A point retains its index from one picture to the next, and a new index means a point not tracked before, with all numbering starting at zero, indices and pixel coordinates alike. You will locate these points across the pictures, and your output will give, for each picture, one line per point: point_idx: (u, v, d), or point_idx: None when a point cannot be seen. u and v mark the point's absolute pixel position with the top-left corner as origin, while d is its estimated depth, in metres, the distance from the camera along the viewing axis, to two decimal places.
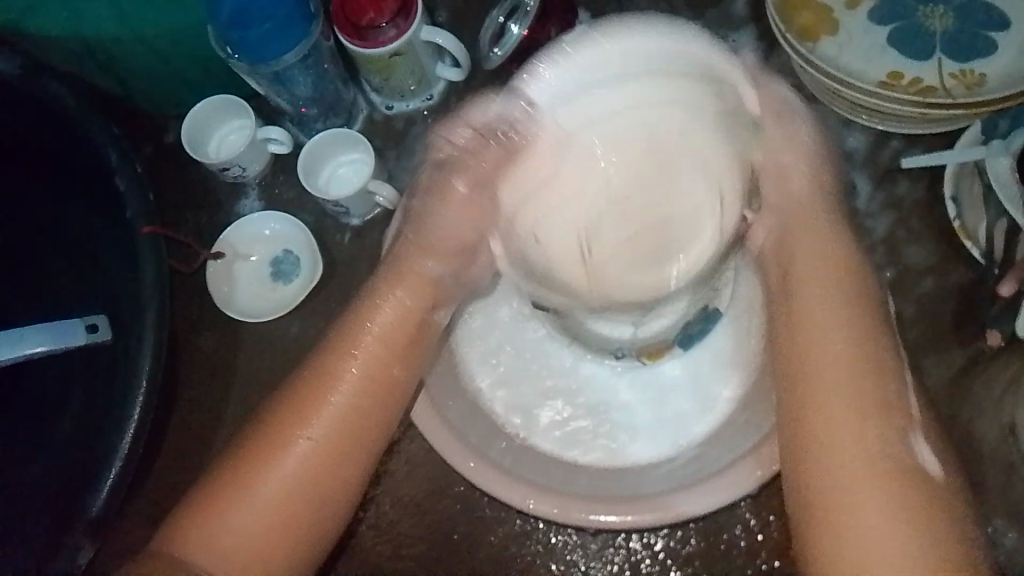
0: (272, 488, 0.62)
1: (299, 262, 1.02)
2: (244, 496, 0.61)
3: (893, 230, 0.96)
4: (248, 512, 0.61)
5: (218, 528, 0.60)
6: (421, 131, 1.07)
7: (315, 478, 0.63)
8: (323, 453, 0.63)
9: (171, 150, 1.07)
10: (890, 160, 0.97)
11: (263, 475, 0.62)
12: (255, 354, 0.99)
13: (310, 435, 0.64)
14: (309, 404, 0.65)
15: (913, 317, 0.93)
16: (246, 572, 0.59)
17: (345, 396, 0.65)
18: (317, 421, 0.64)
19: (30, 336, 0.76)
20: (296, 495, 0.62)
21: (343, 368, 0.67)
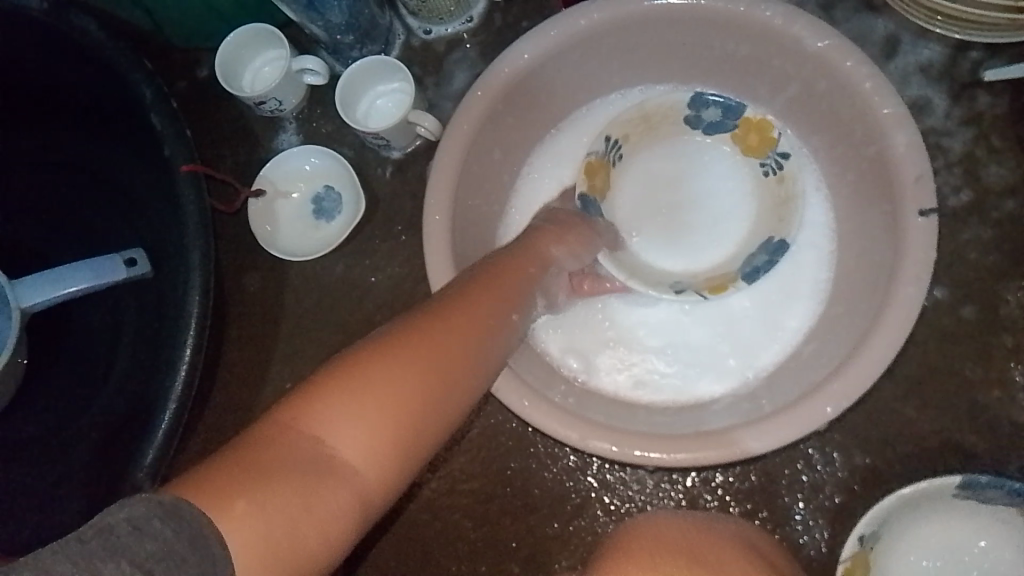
0: (399, 381, 0.50)
1: (341, 198, 0.99)
2: (373, 374, 0.50)
3: (972, 149, 0.89)
4: (374, 391, 0.49)
5: (329, 418, 0.48)
6: (461, 56, 1.02)
7: (444, 375, 0.52)
8: (450, 357, 0.54)
9: (205, 85, 1.04)
10: (971, 72, 0.89)
11: (395, 357, 0.51)
12: (304, 294, 0.99)
13: (449, 337, 0.55)
14: (446, 313, 0.57)
15: (992, 243, 0.87)
16: (354, 460, 0.47)
17: (469, 314, 0.57)
18: (456, 327, 0.56)
19: (74, 275, 0.76)
20: (423, 392, 0.51)
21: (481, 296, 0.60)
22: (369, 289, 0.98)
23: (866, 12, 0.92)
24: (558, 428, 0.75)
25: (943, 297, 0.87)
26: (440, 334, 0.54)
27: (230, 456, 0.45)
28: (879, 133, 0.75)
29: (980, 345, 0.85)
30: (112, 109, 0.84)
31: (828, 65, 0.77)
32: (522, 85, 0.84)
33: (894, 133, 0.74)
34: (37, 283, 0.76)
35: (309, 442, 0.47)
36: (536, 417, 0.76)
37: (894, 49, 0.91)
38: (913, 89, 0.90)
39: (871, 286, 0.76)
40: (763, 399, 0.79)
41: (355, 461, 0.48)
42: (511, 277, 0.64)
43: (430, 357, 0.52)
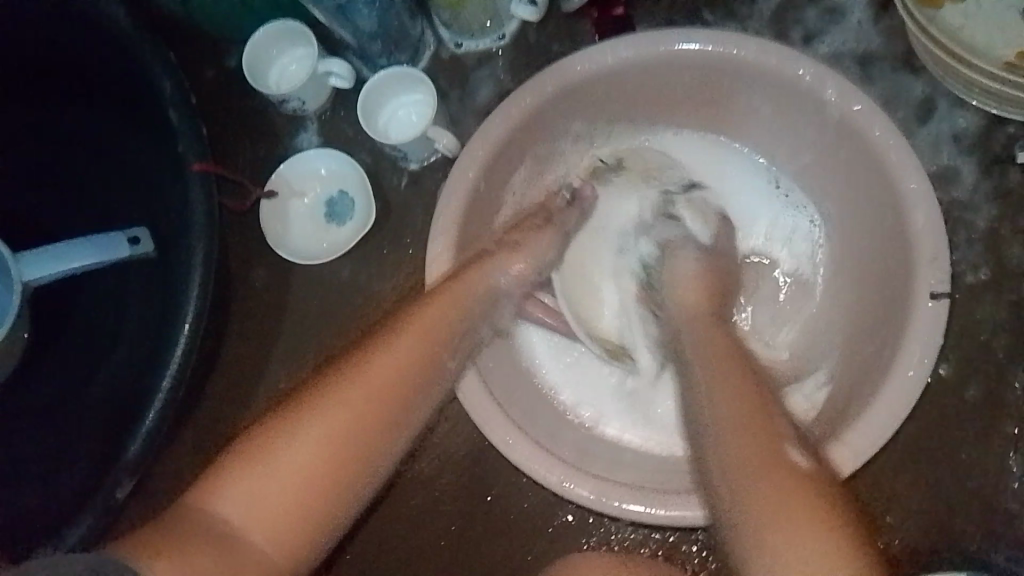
0: (305, 461, 0.58)
1: (353, 204, 0.99)
2: (273, 460, 0.58)
3: (997, 225, 0.86)
4: (280, 474, 0.57)
5: (242, 498, 0.56)
6: (489, 74, 1.01)
7: (349, 447, 0.61)
8: (358, 432, 0.61)
9: (231, 76, 1.04)
10: (1004, 147, 0.87)
11: (301, 437, 0.59)
12: (306, 296, 0.99)
13: (350, 403, 0.62)
14: (354, 376, 0.64)
15: (1005, 324, 0.85)
16: (270, 537, 0.55)
17: (383, 378, 0.65)
18: (358, 393, 0.63)
19: (79, 251, 0.78)
20: (329, 469, 0.59)
21: (388, 355, 0.66)
22: (372, 296, 0.98)
23: (903, 74, 0.90)
24: (539, 466, 0.75)
25: (948, 374, 0.85)
26: (350, 407, 0.62)
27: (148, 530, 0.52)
28: (898, 206, 0.73)
29: (980, 428, 0.83)
30: (133, 96, 0.85)
31: (855, 131, 0.75)
32: (544, 118, 0.83)
33: (913, 208, 0.72)
34: (44, 260, 0.77)
35: (224, 516, 0.55)
36: (518, 453, 0.75)
37: (928, 115, 0.89)
38: (943, 158, 0.88)
39: (871, 361, 0.75)
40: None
41: (263, 534, 0.55)
42: (439, 310, 0.72)
43: (335, 432, 0.60)
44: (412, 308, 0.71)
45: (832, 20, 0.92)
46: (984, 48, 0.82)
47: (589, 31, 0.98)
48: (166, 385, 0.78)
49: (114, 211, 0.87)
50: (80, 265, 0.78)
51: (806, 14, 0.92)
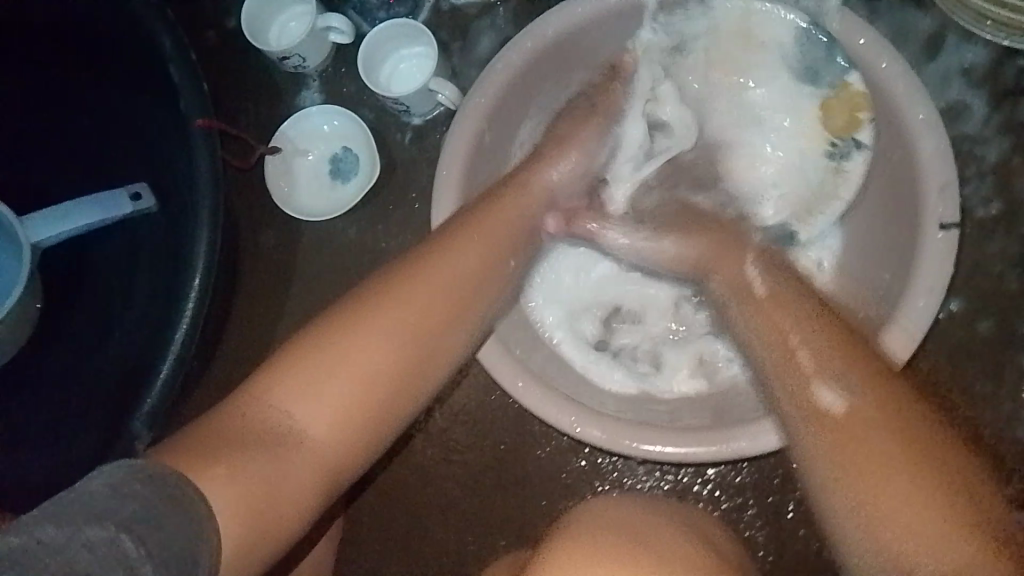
0: (359, 364, 0.58)
1: (358, 160, 0.99)
2: (342, 366, 0.57)
3: (1007, 158, 0.85)
4: (343, 379, 0.57)
5: (304, 403, 0.56)
6: (490, 25, 1.00)
7: (408, 363, 0.60)
8: (417, 342, 0.61)
9: (230, 37, 1.03)
10: (1014, 79, 0.86)
11: (362, 346, 0.59)
12: (315, 254, 0.99)
13: (410, 315, 0.62)
14: (414, 288, 0.63)
15: (1017, 259, 0.84)
16: (328, 438, 0.56)
17: (441, 292, 0.64)
18: (420, 306, 0.62)
19: (83, 209, 0.81)
20: (388, 376, 0.59)
21: (449, 270, 0.66)
22: (380, 253, 0.98)
23: (910, 7, 0.88)
24: (552, 412, 0.75)
25: (959, 311, 0.84)
26: (405, 317, 0.61)
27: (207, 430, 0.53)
28: (906, 138, 0.73)
29: (992, 364, 0.83)
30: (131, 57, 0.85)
31: (862, 65, 0.74)
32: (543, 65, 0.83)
33: (922, 138, 0.71)
34: (44, 221, 0.80)
35: (292, 414, 0.55)
36: (529, 398, 0.76)
37: (935, 50, 0.87)
38: (952, 93, 0.87)
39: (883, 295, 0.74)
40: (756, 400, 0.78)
41: (323, 430, 0.56)
42: (493, 223, 0.71)
43: (398, 339, 0.60)
44: (466, 219, 0.70)
45: None
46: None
47: None
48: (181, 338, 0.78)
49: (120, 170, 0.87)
50: (81, 224, 0.80)
51: None
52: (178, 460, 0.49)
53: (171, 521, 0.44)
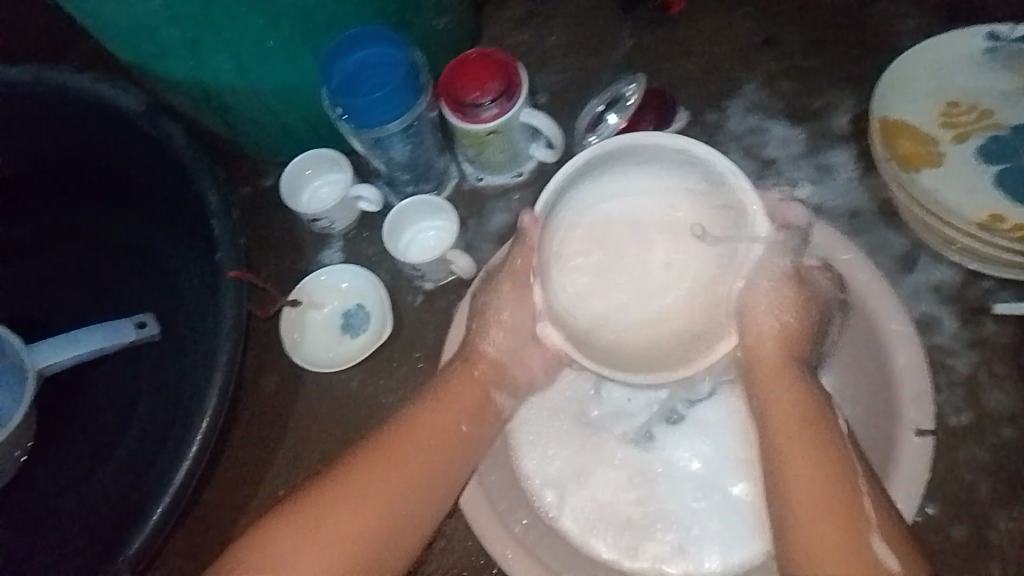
0: (338, 538, 0.64)
1: (369, 317, 1.05)
2: (316, 535, 0.63)
3: (976, 371, 0.91)
4: (322, 554, 0.63)
5: (285, 561, 0.62)
6: (505, 207, 1.10)
7: (380, 530, 0.65)
8: (390, 499, 0.67)
9: (266, 194, 1.12)
10: (980, 299, 0.94)
11: (335, 520, 0.64)
12: (315, 401, 1.02)
13: (382, 487, 0.67)
14: (376, 464, 0.68)
15: (989, 468, 0.88)
16: None
17: (411, 458, 0.69)
18: (389, 479, 0.67)
19: (87, 337, 0.87)
20: (368, 539, 0.65)
21: (406, 444, 0.70)
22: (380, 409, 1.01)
23: (885, 226, 0.98)
24: None
25: (935, 514, 0.87)
26: (374, 490, 0.66)
27: None
28: (884, 347, 0.79)
29: (967, 569, 0.85)
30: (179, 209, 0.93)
31: (843, 274, 0.82)
32: None
33: (898, 349, 0.78)
34: (54, 346, 0.85)
35: None
36: None
37: (909, 267, 0.96)
38: (924, 306, 0.94)
39: None
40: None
41: None
42: (466, 387, 0.76)
43: (368, 515, 0.65)
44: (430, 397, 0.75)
45: (821, 176, 1.02)
46: (956, 208, 0.91)
47: None
48: (182, 475, 0.79)
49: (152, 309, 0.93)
50: (90, 349, 0.86)
51: (799, 169, 1.02)
52: None
53: None
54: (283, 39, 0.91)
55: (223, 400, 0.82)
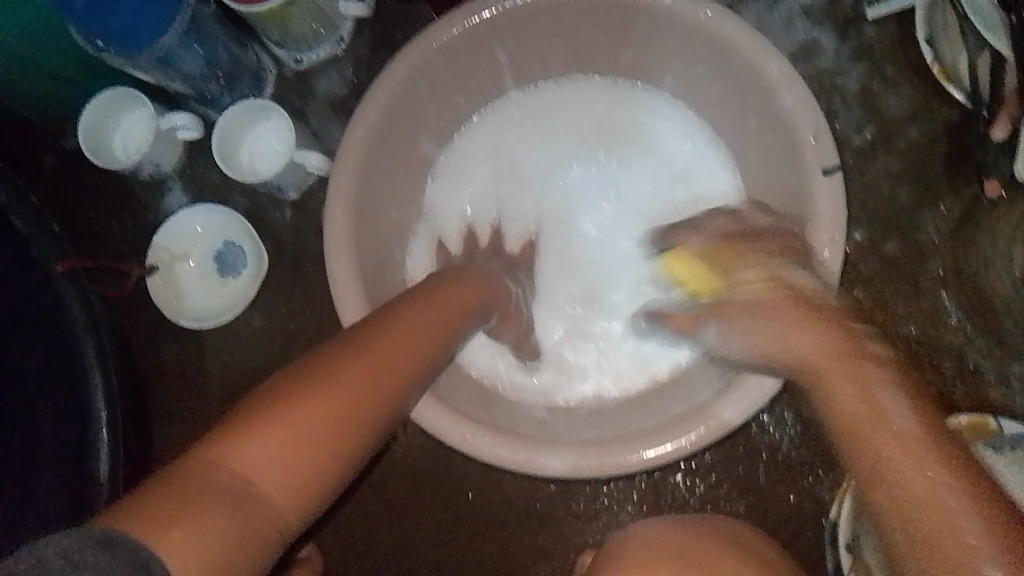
0: (338, 403, 0.51)
1: (242, 250, 0.95)
2: (323, 389, 0.51)
3: (867, 82, 0.87)
4: (307, 428, 0.49)
5: (253, 451, 0.46)
6: (339, 79, 0.98)
7: (387, 389, 0.56)
8: (388, 393, 0.56)
9: (76, 157, 0.98)
10: (852, 7, 0.88)
11: (337, 377, 0.53)
12: (225, 354, 0.94)
13: (380, 362, 0.57)
14: (387, 341, 0.59)
15: (903, 174, 0.86)
16: (280, 500, 0.46)
17: (413, 342, 0.61)
18: (390, 356, 0.58)
19: None
20: (371, 400, 0.54)
21: (400, 329, 0.61)
22: (293, 336, 0.94)
23: None
24: (506, 454, 0.73)
25: (865, 239, 0.86)
26: (377, 364, 0.56)
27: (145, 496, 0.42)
28: (769, 93, 0.74)
29: (911, 279, 0.84)
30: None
31: (708, 33, 0.75)
32: (383, 142, 0.82)
33: (783, 91, 0.73)
34: None
35: (236, 469, 0.45)
36: (481, 447, 0.73)
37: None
38: (799, 34, 0.89)
39: None
40: (691, 387, 0.79)
41: (279, 492, 0.46)
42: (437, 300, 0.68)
43: (372, 380, 0.55)
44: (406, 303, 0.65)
45: None
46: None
47: (426, 12, 0.96)
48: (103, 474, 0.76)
49: None
50: None
51: None
52: (138, 517, 0.40)
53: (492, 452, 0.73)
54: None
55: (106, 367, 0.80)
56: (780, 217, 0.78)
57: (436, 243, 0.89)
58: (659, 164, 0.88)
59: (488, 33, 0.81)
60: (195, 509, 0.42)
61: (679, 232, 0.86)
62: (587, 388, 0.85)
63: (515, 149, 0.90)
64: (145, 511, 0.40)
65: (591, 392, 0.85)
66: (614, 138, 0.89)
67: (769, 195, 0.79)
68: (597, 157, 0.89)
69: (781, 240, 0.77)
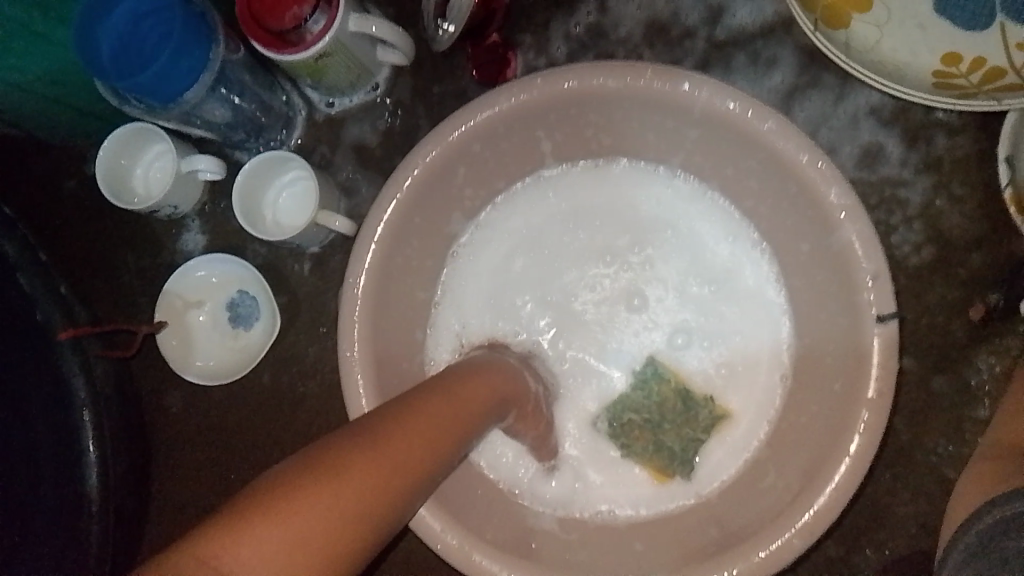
0: (346, 492, 0.42)
1: (257, 303, 0.91)
2: (333, 478, 0.43)
3: (932, 197, 0.81)
4: (309, 520, 0.40)
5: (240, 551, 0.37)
6: (371, 131, 0.92)
7: (400, 481, 0.47)
8: (400, 482, 0.47)
9: (93, 186, 0.95)
10: (925, 113, 0.82)
11: (346, 465, 0.44)
12: (231, 409, 0.92)
13: (390, 447, 0.48)
14: (397, 428, 0.50)
15: (959, 303, 0.80)
16: None
17: (425, 428, 0.53)
18: (402, 441, 0.49)
19: None
20: (387, 493, 0.45)
21: (414, 418, 0.53)
22: (301, 398, 0.92)
23: (801, 54, 0.84)
24: (506, 573, 0.70)
25: (912, 368, 0.80)
26: (391, 451, 0.48)
27: None
28: (826, 221, 0.68)
29: (957, 421, 0.78)
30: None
31: (769, 147, 0.70)
32: (411, 222, 0.78)
33: (843, 223, 0.67)
34: None
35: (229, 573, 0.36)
36: (484, 564, 0.70)
37: (839, 95, 0.83)
38: (864, 136, 0.82)
39: (836, 379, 0.70)
40: (709, 520, 0.74)
41: None
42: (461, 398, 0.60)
43: (384, 468, 0.46)
44: (421, 394, 0.58)
45: (719, 10, 0.86)
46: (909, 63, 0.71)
47: (468, 70, 0.91)
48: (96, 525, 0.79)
49: None
50: None
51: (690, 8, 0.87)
52: None
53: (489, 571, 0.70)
54: (25, 12, 0.74)
55: (103, 438, 0.83)
56: (828, 350, 0.72)
57: (458, 325, 0.84)
58: (697, 259, 0.81)
59: (531, 118, 0.76)
60: None
61: (718, 336, 0.80)
62: (601, 500, 0.79)
63: (543, 234, 0.84)
64: None
65: (606, 510, 0.79)
66: (649, 232, 0.82)
67: (818, 322, 0.74)
68: (629, 254, 0.82)
69: (825, 374, 0.72)
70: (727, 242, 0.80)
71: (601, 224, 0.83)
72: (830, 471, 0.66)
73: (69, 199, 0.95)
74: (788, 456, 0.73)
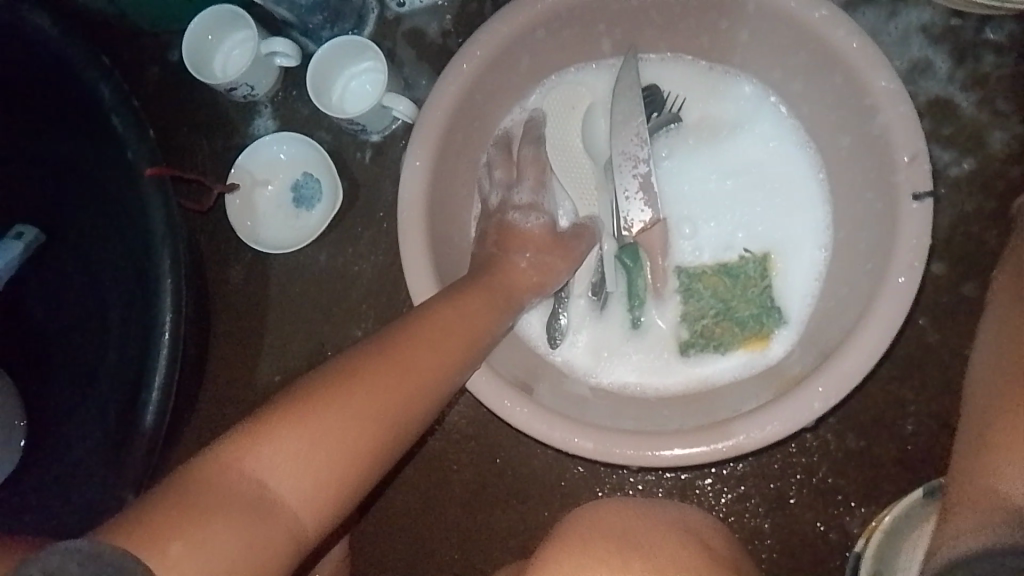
0: (348, 409, 0.54)
1: (320, 185, 0.97)
2: (336, 399, 0.54)
3: (977, 112, 0.84)
4: (320, 433, 0.52)
5: (266, 458, 0.49)
6: (438, 29, 0.97)
7: (402, 393, 0.58)
8: (405, 392, 0.58)
9: (176, 70, 1.02)
10: (975, 32, 0.84)
11: (350, 388, 0.55)
12: (288, 283, 0.98)
13: (397, 367, 0.59)
14: (404, 349, 0.61)
15: (996, 215, 0.83)
16: (302, 503, 0.50)
17: (436, 340, 0.64)
18: (407, 358, 0.60)
19: None
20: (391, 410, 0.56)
21: (426, 336, 0.63)
22: (356, 277, 0.97)
23: None
24: (541, 428, 0.73)
25: (944, 273, 0.84)
26: (399, 372, 0.59)
27: (177, 490, 0.46)
28: (871, 106, 0.72)
29: None
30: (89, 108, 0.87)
31: (821, 37, 0.73)
32: (472, 100, 0.82)
33: (886, 109, 0.70)
34: None
35: (264, 481, 0.49)
36: (520, 416, 0.73)
37: (890, 10, 0.86)
38: (913, 51, 0.85)
39: (868, 261, 0.73)
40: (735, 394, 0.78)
41: (298, 500, 0.49)
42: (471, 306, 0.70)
43: (388, 385, 0.57)
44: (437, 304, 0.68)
45: None
46: None
47: None
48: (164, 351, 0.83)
49: (93, 208, 0.89)
50: None
51: None
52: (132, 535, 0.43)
53: (525, 418, 0.73)
54: None
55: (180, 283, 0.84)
56: (862, 237, 0.76)
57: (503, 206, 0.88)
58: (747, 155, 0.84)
59: (593, 7, 0.80)
60: (203, 519, 0.45)
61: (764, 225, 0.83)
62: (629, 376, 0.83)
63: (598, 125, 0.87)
64: (146, 528, 0.43)
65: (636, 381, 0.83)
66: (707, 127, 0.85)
67: (856, 209, 0.77)
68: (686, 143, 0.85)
69: (857, 260, 0.75)
70: (770, 139, 0.84)
71: (675, 116, 0.85)
72: (857, 343, 0.68)
73: (154, 80, 1.02)
74: (815, 337, 0.77)
